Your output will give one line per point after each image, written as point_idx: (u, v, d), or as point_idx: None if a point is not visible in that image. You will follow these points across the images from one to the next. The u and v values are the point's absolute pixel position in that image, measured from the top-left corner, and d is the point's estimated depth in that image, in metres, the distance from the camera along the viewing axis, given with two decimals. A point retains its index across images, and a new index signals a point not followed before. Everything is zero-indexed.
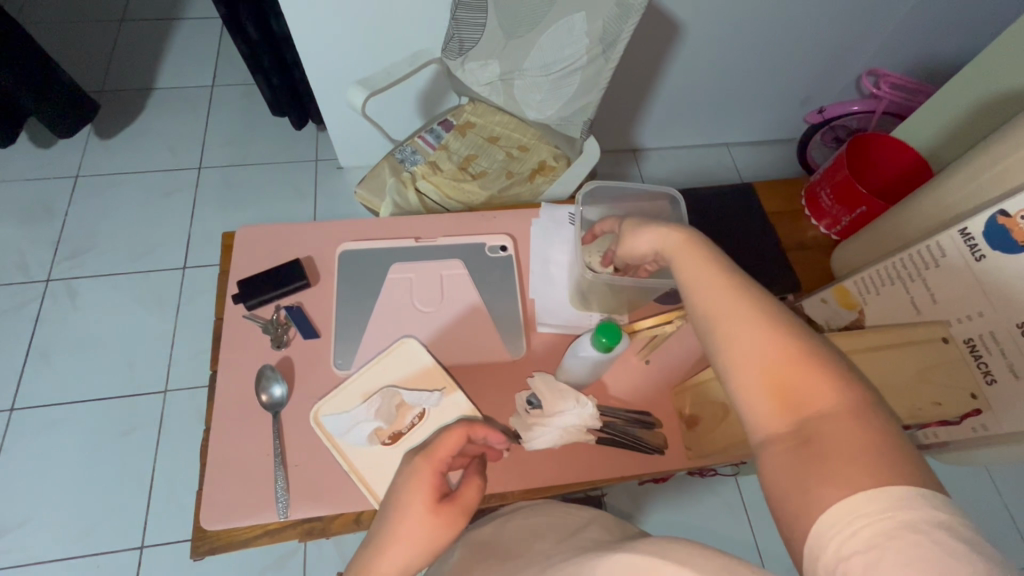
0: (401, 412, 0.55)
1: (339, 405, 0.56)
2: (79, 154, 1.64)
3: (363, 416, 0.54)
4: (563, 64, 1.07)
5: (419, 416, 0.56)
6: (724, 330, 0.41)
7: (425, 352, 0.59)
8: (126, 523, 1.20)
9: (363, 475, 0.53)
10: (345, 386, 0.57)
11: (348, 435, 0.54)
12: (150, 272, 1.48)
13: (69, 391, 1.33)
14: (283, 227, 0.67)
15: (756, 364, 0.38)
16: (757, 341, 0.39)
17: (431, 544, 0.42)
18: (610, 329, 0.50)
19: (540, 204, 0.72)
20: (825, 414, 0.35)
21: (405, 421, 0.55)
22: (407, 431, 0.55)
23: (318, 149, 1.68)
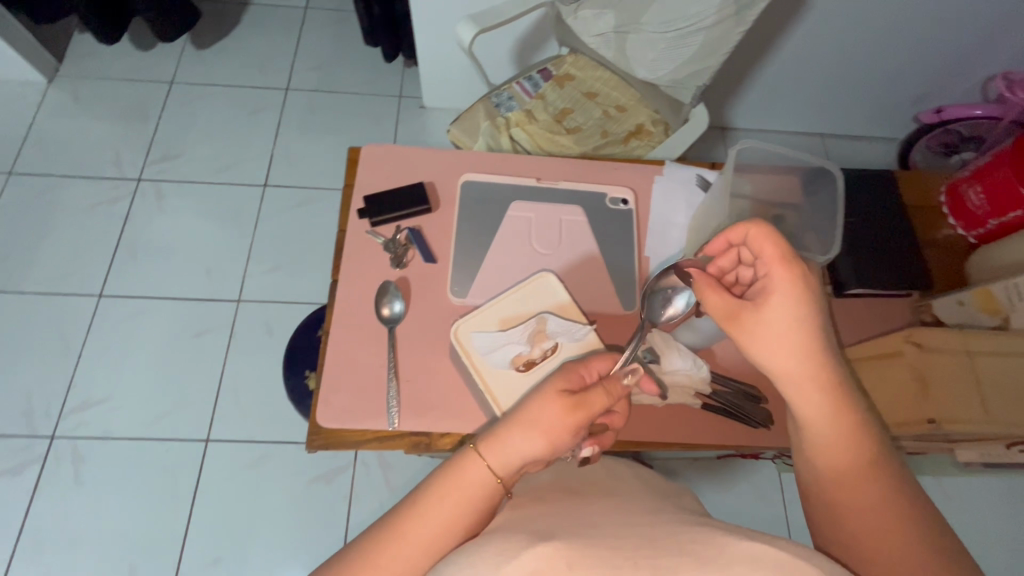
0: (538, 340, 0.54)
1: (472, 330, 0.55)
2: (175, 61, 1.67)
3: (514, 337, 0.54)
4: (685, 23, 1.01)
5: (552, 349, 0.53)
6: (813, 423, 0.46)
7: (561, 289, 0.57)
8: (196, 416, 1.28)
9: (495, 397, 0.52)
10: (478, 311, 0.56)
11: (491, 354, 0.53)
12: (233, 185, 1.52)
13: (153, 287, 1.40)
14: (406, 149, 0.67)
15: (841, 454, 0.45)
16: (837, 436, 0.45)
17: (555, 432, 0.44)
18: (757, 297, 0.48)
19: (663, 161, 0.70)
20: (881, 517, 0.42)
21: (539, 351, 0.53)
22: (540, 361, 0.53)
23: (403, 86, 1.67)
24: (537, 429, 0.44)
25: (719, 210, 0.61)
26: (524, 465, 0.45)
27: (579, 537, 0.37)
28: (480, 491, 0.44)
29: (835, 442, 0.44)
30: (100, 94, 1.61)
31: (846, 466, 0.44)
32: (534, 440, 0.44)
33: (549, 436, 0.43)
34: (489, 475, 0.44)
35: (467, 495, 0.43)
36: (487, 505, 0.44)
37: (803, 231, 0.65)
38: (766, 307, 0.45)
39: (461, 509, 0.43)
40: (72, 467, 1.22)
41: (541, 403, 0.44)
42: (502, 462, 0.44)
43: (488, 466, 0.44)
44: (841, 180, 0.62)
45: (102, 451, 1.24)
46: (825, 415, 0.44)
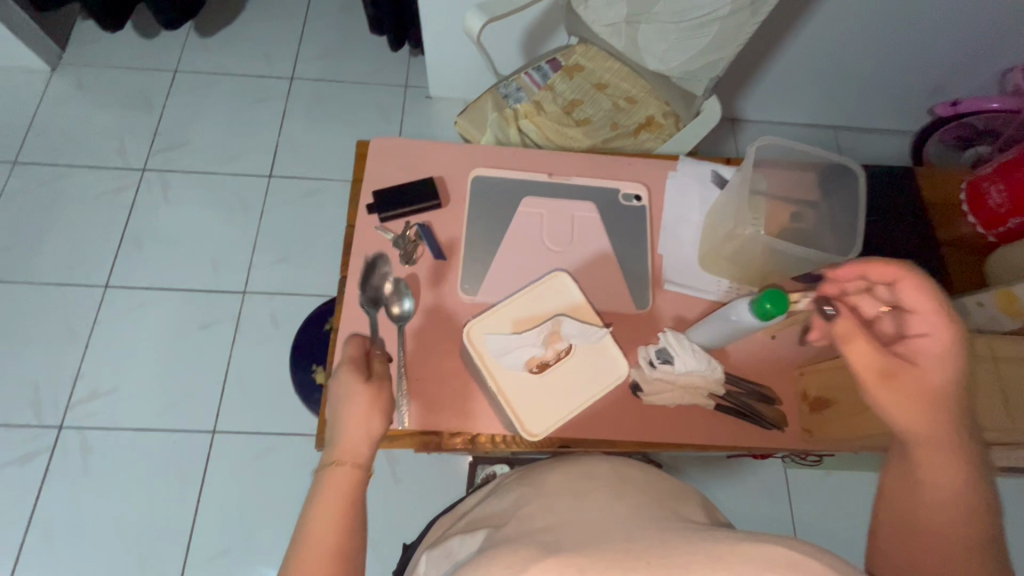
0: (552, 342, 0.52)
1: (484, 331, 0.53)
2: (179, 49, 1.65)
3: (528, 340, 0.52)
4: (699, 14, 0.98)
5: (566, 350, 0.53)
6: (925, 471, 0.43)
7: (575, 288, 0.56)
8: (202, 408, 1.28)
9: (509, 399, 0.52)
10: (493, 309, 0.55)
11: (504, 357, 0.52)
12: (238, 176, 1.51)
13: (159, 278, 1.40)
14: (416, 143, 0.65)
15: (946, 503, 0.42)
16: (948, 486, 0.42)
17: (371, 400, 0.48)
18: (775, 296, 0.46)
19: (677, 156, 0.68)
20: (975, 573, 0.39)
21: (553, 352, 0.52)
22: (554, 362, 0.53)
23: (409, 75, 1.65)
24: (357, 408, 0.47)
25: (740, 206, 0.58)
26: (370, 443, 0.47)
27: (579, 551, 0.36)
28: (350, 484, 0.44)
29: (943, 491, 0.42)
30: (104, 83, 1.59)
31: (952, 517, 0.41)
32: (362, 416, 0.47)
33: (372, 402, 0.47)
34: (354, 469, 0.45)
35: (338, 492, 0.44)
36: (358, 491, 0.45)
37: (821, 230, 0.63)
38: (921, 360, 0.47)
39: (341, 504, 0.43)
40: (80, 457, 1.23)
41: (345, 387, 0.48)
42: (350, 450, 0.46)
43: (347, 464, 0.45)
44: (862, 180, 0.62)
45: (109, 442, 1.24)
46: (947, 463, 0.42)
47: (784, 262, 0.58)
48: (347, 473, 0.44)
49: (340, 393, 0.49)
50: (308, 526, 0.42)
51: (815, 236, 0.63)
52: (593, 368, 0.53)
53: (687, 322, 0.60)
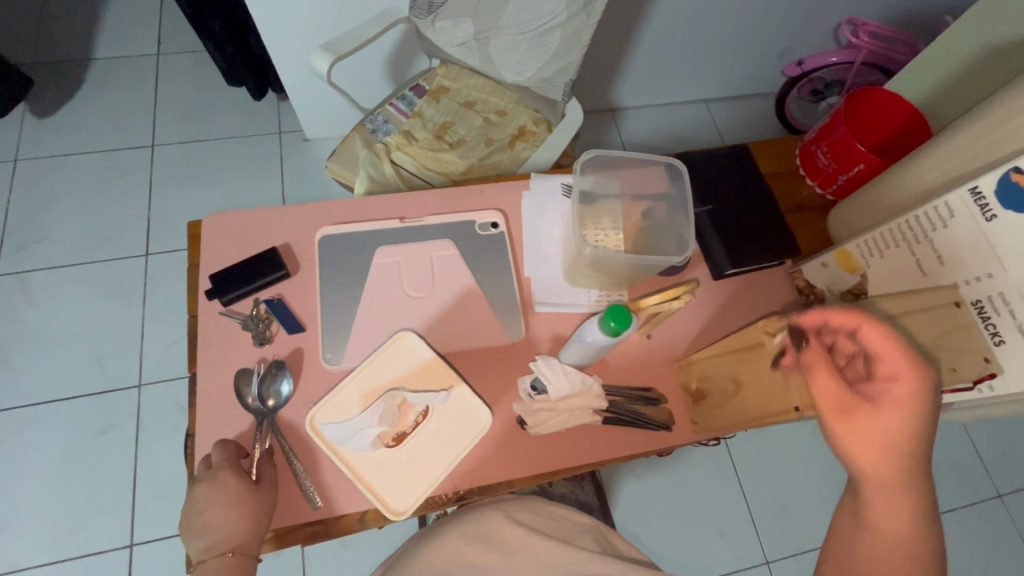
0: (404, 410, 0.52)
1: (335, 414, 0.53)
2: (15, 135, 1.50)
3: (365, 422, 0.51)
4: (540, 22, 1.00)
5: (423, 414, 0.53)
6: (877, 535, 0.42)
7: (425, 345, 0.55)
8: (113, 522, 1.17)
9: (370, 479, 0.51)
10: (334, 394, 0.53)
11: (348, 442, 0.51)
12: (109, 262, 1.39)
13: (36, 391, 1.26)
14: (254, 212, 0.61)
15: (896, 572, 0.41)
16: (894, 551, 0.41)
17: (245, 495, 0.48)
18: (619, 313, 0.49)
19: (530, 175, 0.68)
20: None
21: (409, 420, 0.53)
22: (411, 431, 0.53)
23: (281, 121, 1.58)
24: (230, 504, 0.47)
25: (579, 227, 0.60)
26: (247, 532, 0.47)
27: None
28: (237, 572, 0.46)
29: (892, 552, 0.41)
30: None
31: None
32: (235, 512, 0.47)
33: (247, 495, 0.48)
34: (241, 558, 0.47)
35: None
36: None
37: (669, 226, 0.64)
38: (882, 412, 0.41)
39: None
40: None
41: (215, 483, 0.48)
42: (231, 543, 0.47)
43: (232, 553, 0.47)
44: (684, 173, 0.64)
45: None
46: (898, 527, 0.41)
47: (635, 268, 0.59)
48: (238, 564, 0.46)
49: (197, 500, 0.48)
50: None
51: (664, 232, 0.64)
52: (455, 426, 0.54)
53: (565, 339, 0.59)
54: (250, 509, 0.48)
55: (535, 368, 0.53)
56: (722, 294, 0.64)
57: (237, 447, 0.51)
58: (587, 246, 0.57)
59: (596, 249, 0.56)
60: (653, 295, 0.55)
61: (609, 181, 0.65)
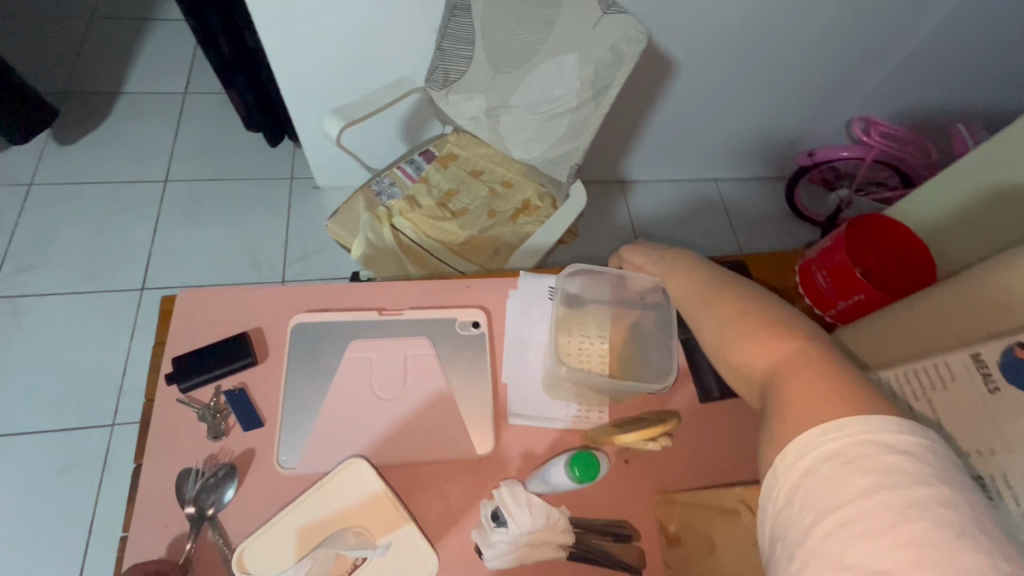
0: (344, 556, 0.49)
1: (270, 541, 0.49)
2: (35, 160, 1.53)
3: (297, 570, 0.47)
4: (550, 106, 1.01)
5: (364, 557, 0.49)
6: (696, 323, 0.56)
7: (375, 476, 0.52)
8: (60, 569, 1.11)
9: None
10: (282, 514, 0.50)
11: None
12: (104, 292, 1.39)
13: (7, 421, 1.23)
14: (230, 291, 0.60)
15: (723, 340, 0.52)
16: (710, 313, 0.54)
17: None
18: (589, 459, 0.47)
19: (518, 272, 0.67)
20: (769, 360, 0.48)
21: (349, 563, 0.49)
22: None
23: (294, 166, 1.61)
24: None
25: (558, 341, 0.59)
26: None
27: None
28: None
29: (802, 374, 0.45)
30: None
31: (726, 340, 0.52)
32: None
33: None
34: None
35: None
36: None
37: (653, 344, 0.61)
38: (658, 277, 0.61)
39: None
40: None
41: None
42: None
43: None
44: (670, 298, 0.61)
45: None
46: (701, 307, 0.55)
47: (613, 390, 0.58)
48: None
49: None
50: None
51: (648, 350, 0.61)
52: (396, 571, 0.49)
53: (536, 458, 0.56)
54: None
55: (496, 495, 0.50)
56: (716, 423, 0.60)
57: (165, 560, 0.48)
58: (563, 367, 0.56)
59: (572, 372, 0.56)
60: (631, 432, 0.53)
61: (600, 288, 0.63)
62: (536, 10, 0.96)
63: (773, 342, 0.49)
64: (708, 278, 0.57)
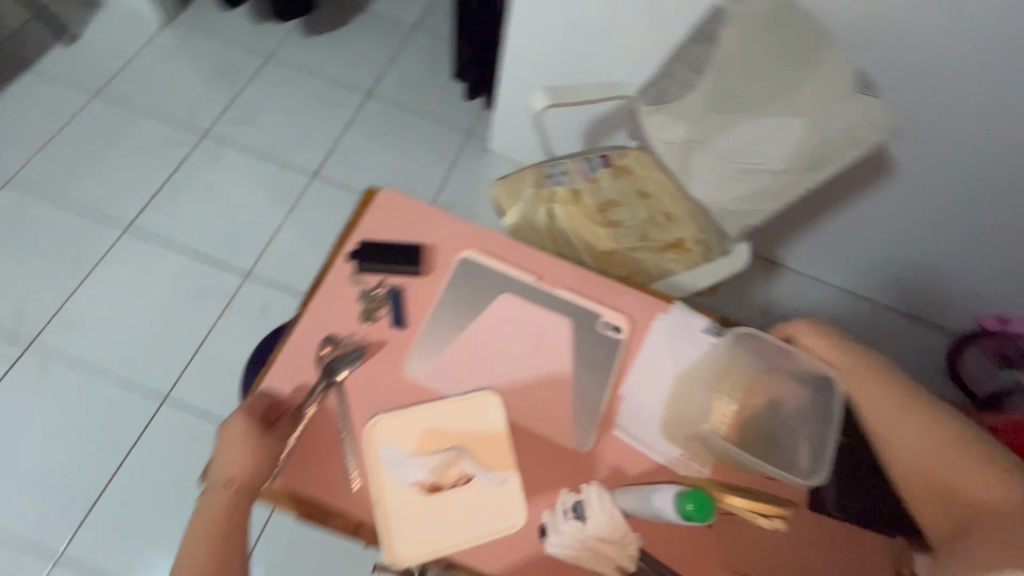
0: (449, 467, 0.52)
1: (391, 433, 0.54)
2: (281, 39, 1.76)
3: (418, 463, 0.52)
4: (752, 162, 0.98)
5: (465, 479, 0.53)
6: (894, 441, 0.61)
7: (499, 415, 0.55)
8: (163, 370, 1.29)
9: (388, 509, 0.51)
10: (409, 410, 0.55)
11: (394, 468, 0.52)
12: (286, 166, 1.57)
13: (176, 236, 1.44)
14: (418, 203, 0.66)
15: (927, 465, 0.59)
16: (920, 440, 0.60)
17: (257, 444, 0.50)
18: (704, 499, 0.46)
19: (673, 299, 0.65)
20: (972, 494, 0.56)
21: (451, 477, 0.52)
22: (447, 488, 0.52)
23: (475, 124, 1.70)
24: (240, 445, 0.50)
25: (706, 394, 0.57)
26: (244, 473, 0.50)
27: None
28: (227, 509, 0.49)
29: (1012, 518, 0.53)
30: (203, 48, 1.70)
31: (928, 464, 0.59)
32: (238, 453, 0.50)
33: (256, 441, 0.50)
34: (234, 493, 0.49)
35: (210, 518, 0.49)
36: (230, 518, 0.49)
37: (796, 435, 0.57)
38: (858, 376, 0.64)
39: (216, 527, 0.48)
40: (37, 379, 1.25)
41: (232, 421, 0.51)
42: (226, 477, 0.50)
43: (227, 485, 0.49)
44: (838, 397, 0.57)
45: (69, 374, 1.27)
46: (906, 426, 0.61)
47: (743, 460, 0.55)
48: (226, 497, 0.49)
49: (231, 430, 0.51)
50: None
51: (787, 435, 0.57)
52: (485, 508, 0.52)
53: (624, 476, 0.56)
54: (250, 458, 0.50)
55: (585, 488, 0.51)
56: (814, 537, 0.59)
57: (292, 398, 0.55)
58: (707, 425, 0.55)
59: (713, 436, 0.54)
60: (743, 496, 0.53)
61: (761, 355, 0.59)
62: (783, 65, 0.93)
63: (976, 474, 0.57)
64: (915, 396, 0.62)
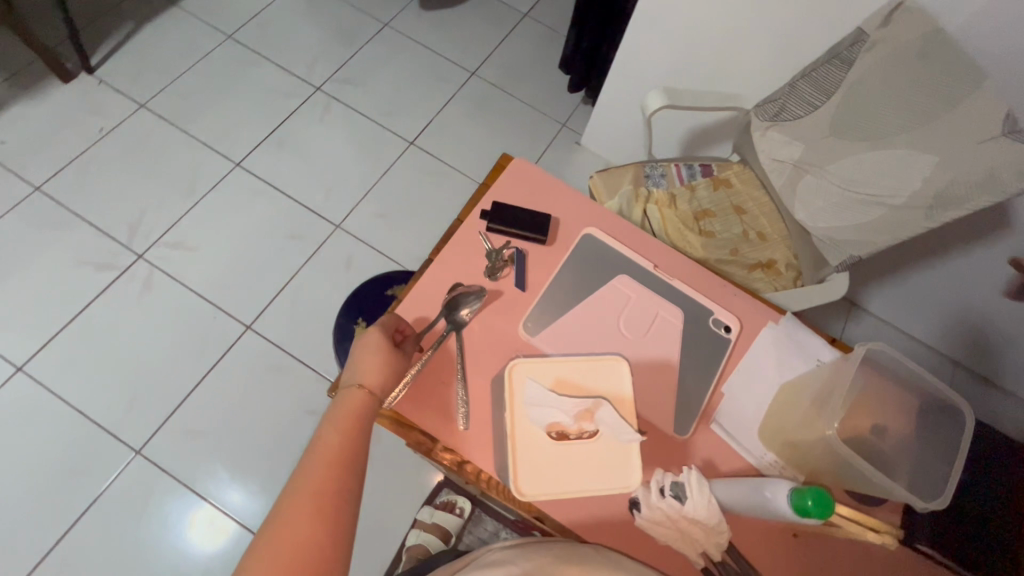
0: (582, 419, 0.60)
1: (539, 378, 0.62)
2: (399, 8, 1.83)
3: (563, 407, 0.60)
4: (869, 192, 0.96)
5: (592, 433, 0.60)
6: None
7: (627, 383, 0.63)
8: (250, 301, 1.38)
9: (519, 443, 0.59)
10: (547, 363, 0.63)
11: (534, 409, 0.60)
12: (388, 130, 1.64)
13: (279, 179, 1.53)
14: (546, 180, 0.75)
15: None
16: None
17: (388, 350, 0.60)
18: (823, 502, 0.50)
19: (784, 313, 0.71)
20: None
21: (580, 428, 0.60)
22: (574, 437, 0.60)
23: (571, 117, 1.72)
24: (375, 351, 0.59)
25: (829, 407, 0.56)
26: (380, 375, 0.58)
27: None
28: (363, 407, 0.57)
29: None
30: (328, 8, 1.79)
31: None
32: (373, 357, 0.59)
33: (387, 349, 0.60)
34: (371, 396, 0.58)
35: (347, 416, 0.56)
36: (361, 416, 0.57)
37: (899, 455, 0.57)
38: None
39: (349, 423, 0.56)
40: (140, 288, 1.36)
41: (368, 334, 0.60)
42: (364, 379, 0.58)
43: (365, 389, 0.58)
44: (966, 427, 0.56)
45: (168, 289, 1.37)
46: None
47: (851, 472, 0.56)
48: (365, 396, 0.57)
49: (368, 343, 0.60)
50: (308, 460, 0.54)
51: (892, 456, 0.57)
52: (605, 462, 0.59)
53: None
54: (384, 362, 0.59)
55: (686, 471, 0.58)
56: None
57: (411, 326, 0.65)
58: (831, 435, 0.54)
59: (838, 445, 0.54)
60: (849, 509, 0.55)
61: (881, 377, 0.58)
62: (921, 96, 0.90)
63: None
64: None
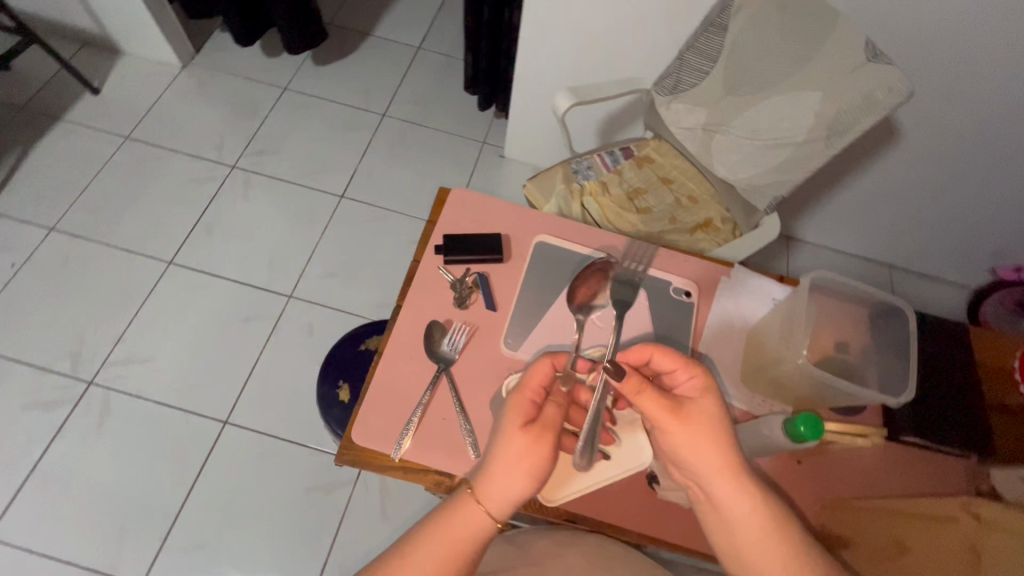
0: None
1: None
2: (293, 70, 1.83)
3: None
4: (774, 136, 1.04)
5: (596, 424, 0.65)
6: None
7: None
8: (220, 396, 1.33)
9: None
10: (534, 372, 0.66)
11: None
12: (315, 190, 1.63)
13: (217, 266, 1.49)
14: (489, 202, 0.79)
15: None
16: None
17: (535, 467, 0.52)
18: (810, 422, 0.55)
19: (733, 264, 0.77)
20: None
21: None
22: None
23: (488, 134, 1.77)
24: (520, 469, 0.52)
25: (794, 340, 0.62)
26: (516, 501, 0.52)
27: None
28: (479, 530, 0.52)
29: None
30: (221, 86, 1.77)
31: None
32: (518, 480, 0.52)
33: (534, 470, 0.52)
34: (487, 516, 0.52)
35: (452, 535, 0.52)
36: (473, 540, 0.52)
37: (865, 365, 0.64)
38: None
39: (452, 544, 0.52)
40: (98, 416, 1.29)
41: (512, 440, 0.52)
42: (496, 505, 0.52)
43: (483, 507, 0.52)
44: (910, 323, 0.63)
45: (130, 409, 1.30)
46: None
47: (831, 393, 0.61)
48: (484, 523, 0.51)
49: (504, 450, 0.52)
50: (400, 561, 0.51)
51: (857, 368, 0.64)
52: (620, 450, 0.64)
53: None
54: (528, 484, 0.52)
55: None
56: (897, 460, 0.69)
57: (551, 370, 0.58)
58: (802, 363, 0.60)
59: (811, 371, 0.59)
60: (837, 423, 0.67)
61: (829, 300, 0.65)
62: (792, 42, 0.99)
63: None
64: None
